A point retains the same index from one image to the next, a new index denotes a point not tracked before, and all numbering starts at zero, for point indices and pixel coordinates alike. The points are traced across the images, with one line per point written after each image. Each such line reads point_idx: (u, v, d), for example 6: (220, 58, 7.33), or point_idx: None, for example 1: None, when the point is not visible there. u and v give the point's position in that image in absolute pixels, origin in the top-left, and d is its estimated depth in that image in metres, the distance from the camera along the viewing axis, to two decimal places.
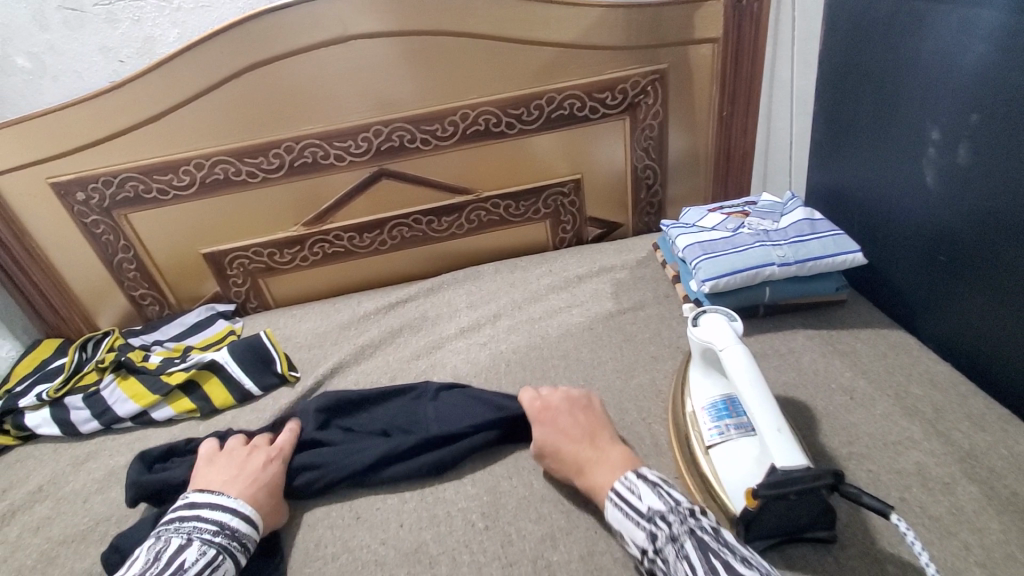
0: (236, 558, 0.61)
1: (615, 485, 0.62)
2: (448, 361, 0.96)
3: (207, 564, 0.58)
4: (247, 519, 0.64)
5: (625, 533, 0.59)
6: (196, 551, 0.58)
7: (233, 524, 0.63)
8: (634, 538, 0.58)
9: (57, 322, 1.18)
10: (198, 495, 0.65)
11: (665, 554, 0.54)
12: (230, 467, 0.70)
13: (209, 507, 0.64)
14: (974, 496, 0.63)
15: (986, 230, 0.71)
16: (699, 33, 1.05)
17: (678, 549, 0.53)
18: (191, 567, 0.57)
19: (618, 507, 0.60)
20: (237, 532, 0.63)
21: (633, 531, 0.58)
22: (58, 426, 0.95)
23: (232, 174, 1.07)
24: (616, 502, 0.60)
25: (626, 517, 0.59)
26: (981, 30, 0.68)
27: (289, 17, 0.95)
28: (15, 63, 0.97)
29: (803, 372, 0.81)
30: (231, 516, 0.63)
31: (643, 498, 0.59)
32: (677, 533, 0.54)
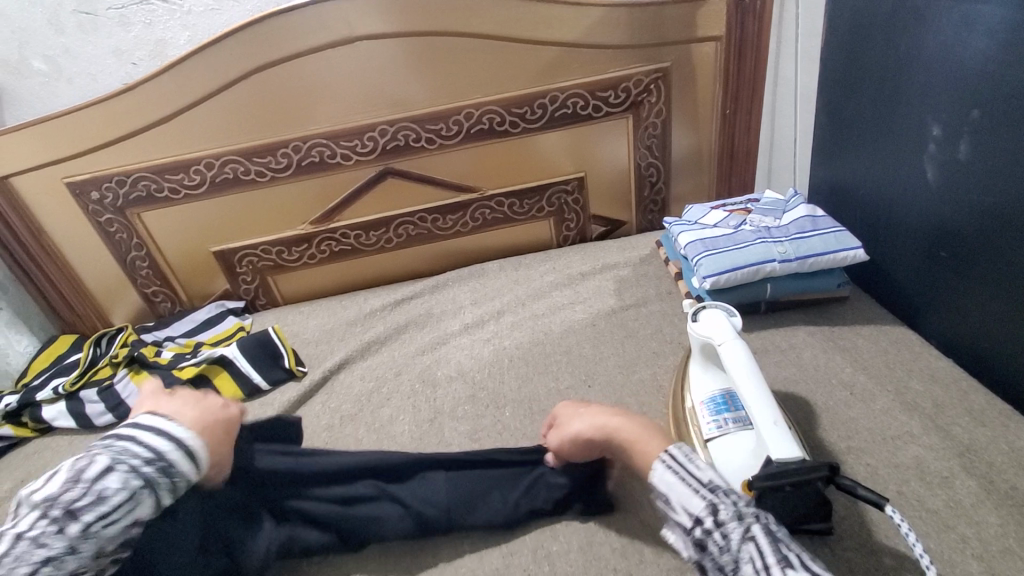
0: (164, 493, 0.56)
1: (675, 449, 0.57)
2: (452, 357, 0.98)
3: (126, 499, 0.53)
4: (179, 453, 0.57)
5: (675, 497, 0.54)
6: (118, 480, 0.53)
7: (168, 457, 0.56)
8: (688, 504, 0.53)
9: (72, 318, 1.21)
10: (142, 418, 0.59)
11: (727, 529, 0.50)
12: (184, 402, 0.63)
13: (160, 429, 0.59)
14: (973, 490, 0.63)
15: (987, 224, 0.71)
16: (701, 31, 1.06)
17: (744, 529, 0.49)
18: (109, 498, 0.53)
19: (674, 472, 0.55)
20: (167, 464, 0.56)
21: (687, 498, 0.53)
22: (73, 419, 0.98)
23: (242, 173, 1.09)
24: (673, 465, 0.56)
25: (681, 481, 0.54)
26: (981, 25, 0.68)
27: (296, 18, 0.97)
28: (33, 66, 1.00)
29: (803, 367, 0.82)
30: (168, 446, 0.57)
31: (704, 469, 0.55)
32: (744, 514, 0.50)
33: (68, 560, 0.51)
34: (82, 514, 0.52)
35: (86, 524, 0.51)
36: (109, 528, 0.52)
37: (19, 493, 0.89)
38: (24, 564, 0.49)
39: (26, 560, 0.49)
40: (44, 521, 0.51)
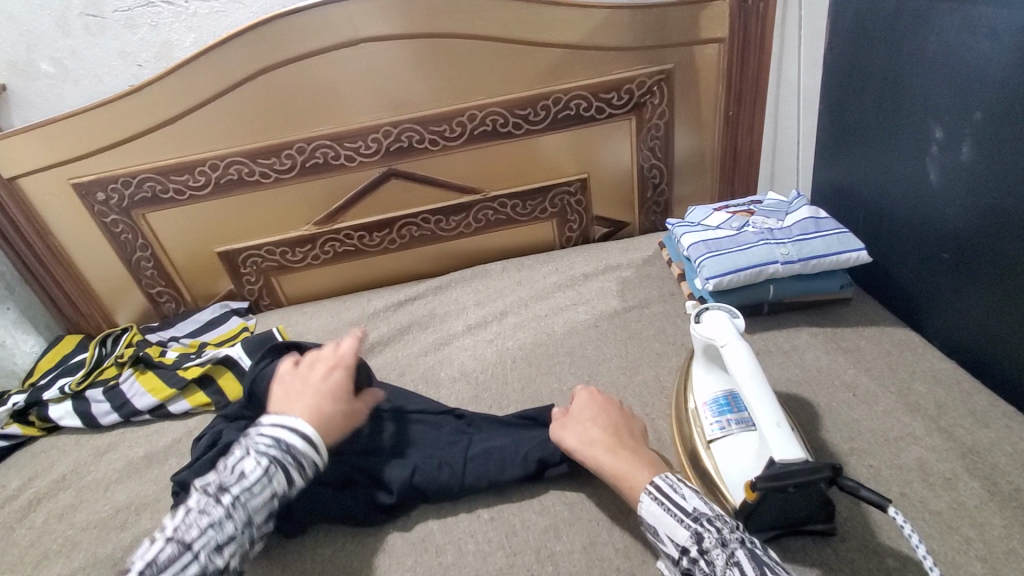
0: (293, 473, 0.60)
1: (658, 480, 0.59)
2: (456, 357, 0.98)
3: (262, 475, 0.58)
4: (303, 437, 0.62)
5: (662, 528, 0.56)
6: (253, 460, 0.59)
7: (291, 442, 0.61)
8: (675, 535, 0.55)
9: (78, 319, 1.21)
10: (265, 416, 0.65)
11: (711, 556, 0.52)
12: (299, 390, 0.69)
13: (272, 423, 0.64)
14: (976, 491, 0.63)
15: (990, 226, 0.71)
16: (705, 33, 1.06)
17: (727, 555, 0.51)
18: (248, 475, 0.58)
19: (659, 503, 0.57)
20: (294, 449, 0.61)
21: (673, 528, 0.56)
22: (79, 418, 0.99)
23: (246, 174, 1.09)
24: (657, 497, 0.58)
25: (666, 512, 0.56)
26: (984, 27, 0.68)
27: (300, 20, 0.98)
28: (39, 68, 1.01)
29: (806, 369, 0.82)
30: (292, 434, 0.62)
31: (688, 498, 0.57)
32: (728, 539, 0.52)
33: (225, 526, 0.55)
34: (230, 488, 0.57)
35: (234, 496, 0.57)
36: (252, 500, 0.57)
37: (26, 492, 0.89)
38: (191, 530, 0.55)
39: (193, 526, 0.55)
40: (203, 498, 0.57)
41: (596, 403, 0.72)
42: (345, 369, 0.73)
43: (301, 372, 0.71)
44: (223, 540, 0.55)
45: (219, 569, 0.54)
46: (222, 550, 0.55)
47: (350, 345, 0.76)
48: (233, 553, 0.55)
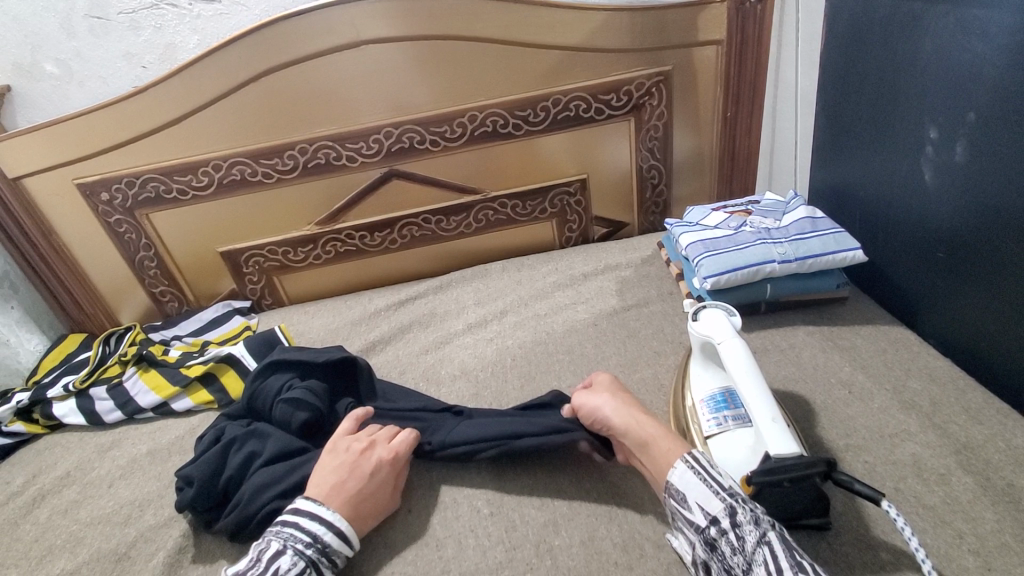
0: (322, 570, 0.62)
1: (696, 452, 0.61)
2: (456, 356, 0.99)
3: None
4: (336, 533, 0.63)
5: (692, 496, 0.58)
6: (289, 559, 0.59)
7: (326, 537, 0.62)
8: (707, 506, 0.56)
9: (81, 318, 1.22)
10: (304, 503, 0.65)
11: (742, 531, 0.53)
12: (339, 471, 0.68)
13: (307, 515, 0.63)
14: (969, 487, 0.64)
15: (984, 225, 0.72)
16: (702, 35, 1.07)
17: (759, 533, 0.52)
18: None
19: (695, 473, 0.58)
20: (327, 544, 0.62)
21: (705, 499, 0.57)
22: (83, 416, 1.00)
23: (249, 174, 1.10)
24: (694, 466, 0.59)
25: (702, 482, 0.58)
26: (977, 30, 0.69)
27: (303, 23, 0.99)
28: (44, 69, 1.02)
29: (802, 366, 0.83)
30: (326, 530, 0.63)
31: (724, 476, 0.58)
32: (761, 519, 0.54)
33: None
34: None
35: None
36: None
37: (31, 489, 0.90)
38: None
39: None
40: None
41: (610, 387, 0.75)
42: (393, 468, 0.71)
43: (351, 452, 0.70)
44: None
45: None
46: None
47: (405, 440, 0.73)
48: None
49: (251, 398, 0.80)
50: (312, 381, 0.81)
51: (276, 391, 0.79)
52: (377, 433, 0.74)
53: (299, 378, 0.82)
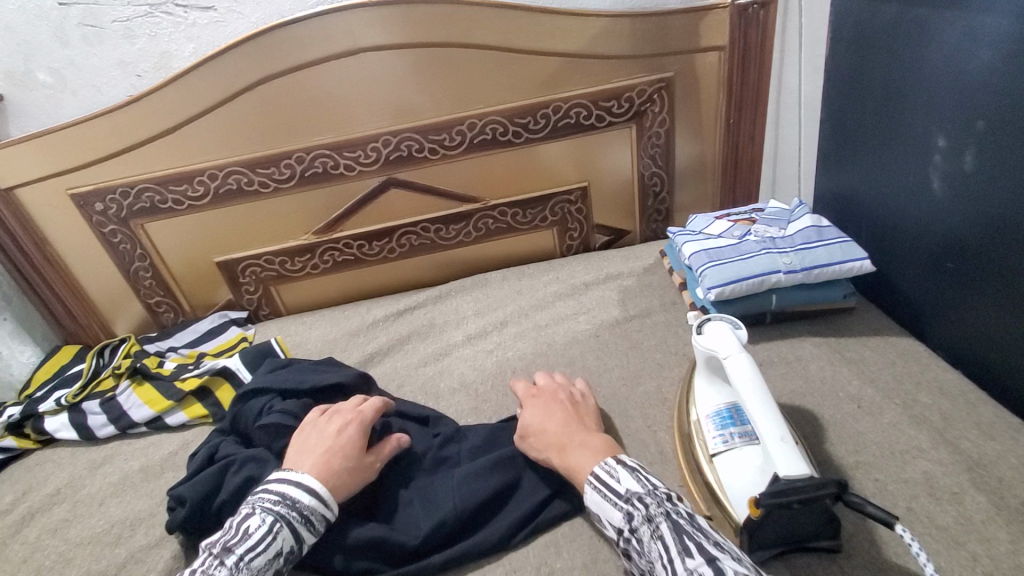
0: (299, 530, 0.60)
1: (596, 469, 0.61)
2: (456, 368, 0.97)
3: (266, 533, 0.58)
4: (307, 495, 0.62)
5: (601, 513, 0.59)
6: (258, 517, 0.59)
7: (298, 496, 0.62)
8: (611, 518, 0.58)
9: (76, 329, 1.21)
10: (285, 473, 0.64)
11: (640, 533, 0.55)
12: (312, 436, 0.70)
13: (279, 481, 0.63)
14: (983, 506, 0.62)
15: (995, 235, 0.70)
16: (705, 41, 1.06)
17: (653, 530, 0.54)
18: (252, 534, 0.57)
19: (596, 491, 0.60)
20: (301, 505, 0.61)
21: (609, 512, 0.58)
22: (75, 431, 0.98)
23: (245, 184, 1.09)
24: (595, 485, 0.60)
25: (603, 498, 0.59)
26: (989, 37, 0.67)
27: (299, 31, 0.98)
28: (38, 78, 1.01)
29: (809, 380, 0.81)
30: (298, 490, 0.62)
31: (622, 481, 0.59)
32: (654, 515, 0.55)
33: None
34: (235, 548, 0.56)
35: (238, 556, 0.56)
36: (256, 560, 0.56)
37: (21, 506, 0.88)
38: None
39: None
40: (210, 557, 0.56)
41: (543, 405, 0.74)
42: (361, 423, 0.72)
43: (325, 424, 0.72)
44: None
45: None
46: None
47: (371, 403, 0.76)
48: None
49: (234, 419, 0.79)
50: (296, 404, 0.79)
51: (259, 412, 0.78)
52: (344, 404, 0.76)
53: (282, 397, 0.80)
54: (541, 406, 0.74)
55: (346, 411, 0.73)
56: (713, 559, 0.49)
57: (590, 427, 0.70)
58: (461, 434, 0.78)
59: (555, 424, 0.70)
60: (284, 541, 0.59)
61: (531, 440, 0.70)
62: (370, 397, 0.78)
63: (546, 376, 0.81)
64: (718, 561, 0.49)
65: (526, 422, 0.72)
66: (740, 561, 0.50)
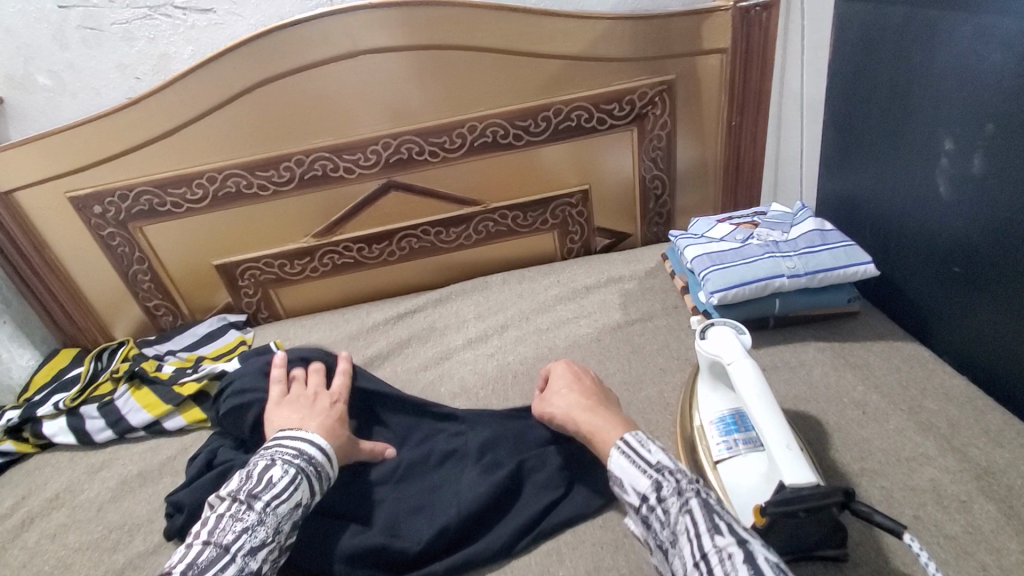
0: (315, 483, 0.64)
1: (627, 438, 0.61)
2: (456, 372, 0.96)
3: (290, 483, 0.62)
4: (319, 453, 0.66)
5: (627, 479, 0.58)
6: (281, 469, 0.62)
7: (313, 452, 0.66)
8: (637, 485, 0.57)
9: (74, 332, 1.20)
10: (292, 432, 0.68)
11: (667, 504, 0.54)
12: (303, 407, 0.74)
13: (291, 437, 0.67)
14: (992, 515, 0.61)
15: (1003, 240, 0.70)
16: (707, 44, 1.05)
17: (681, 503, 0.53)
18: (276, 483, 0.61)
19: (627, 456, 0.59)
20: (315, 459, 0.66)
21: (637, 478, 0.58)
22: (73, 435, 0.97)
23: (244, 186, 1.08)
24: (624, 451, 0.60)
25: (632, 464, 0.58)
26: (997, 38, 0.66)
27: (300, 33, 0.97)
28: (37, 80, 1.00)
29: (813, 385, 0.80)
30: (309, 446, 0.66)
31: (653, 452, 0.59)
32: (684, 489, 0.54)
33: (258, 531, 0.58)
34: (262, 495, 0.60)
35: (266, 502, 0.59)
36: (282, 507, 0.60)
37: (18, 511, 0.88)
38: (227, 535, 0.56)
39: (228, 530, 0.57)
40: (236, 504, 0.59)
41: (570, 373, 0.76)
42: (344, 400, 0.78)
43: (308, 401, 0.75)
44: (259, 543, 0.57)
45: (254, 572, 0.56)
46: (257, 553, 0.57)
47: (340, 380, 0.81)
48: (266, 557, 0.57)
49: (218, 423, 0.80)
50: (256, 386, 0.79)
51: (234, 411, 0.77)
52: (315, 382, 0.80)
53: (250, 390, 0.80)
54: (569, 372, 0.76)
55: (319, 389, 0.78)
56: (743, 541, 0.48)
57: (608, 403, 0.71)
58: (461, 441, 0.77)
59: (578, 395, 0.72)
60: (303, 492, 0.62)
61: (551, 398, 0.74)
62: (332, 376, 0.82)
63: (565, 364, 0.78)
64: (747, 542, 0.48)
65: (552, 383, 0.76)
66: (767, 547, 0.49)
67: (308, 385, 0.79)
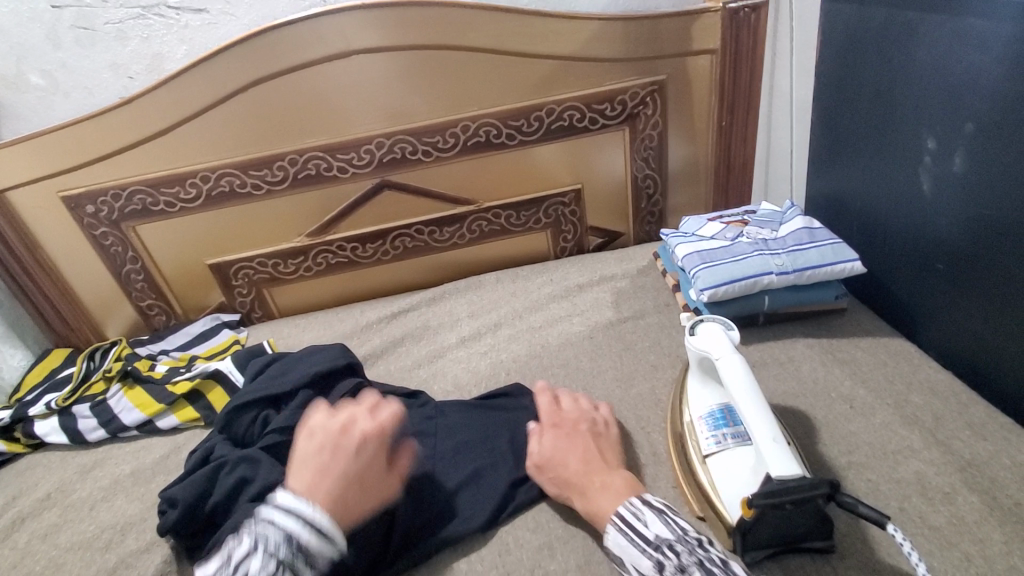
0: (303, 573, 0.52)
1: (620, 509, 0.60)
2: (450, 370, 0.97)
3: None
4: (316, 532, 0.53)
5: (627, 558, 0.57)
6: (258, 562, 0.50)
7: (303, 537, 0.53)
8: (639, 565, 0.56)
9: (67, 333, 1.20)
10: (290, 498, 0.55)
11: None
12: (320, 453, 0.59)
13: (289, 503, 0.54)
14: (975, 505, 0.62)
15: (986, 237, 0.71)
16: (697, 45, 1.06)
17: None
18: None
19: (624, 534, 0.58)
20: (309, 542, 0.53)
21: (637, 558, 0.56)
22: (65, 435, 0.97)
23: (238, 186, 1.09)
24: (620, 527, 0.58)
25: (630, 543, 0.57)
26: (977, 39, 0.68)
27: (293, 33, 0.97)
28: (29, 80, 1.00)
29: (802, 381, 0.81)
30: (302, 528, 0.53)
31: (650, 525, 0.57)
32: (686, 565, 0.52)
33: None
34: None
35: None
36: None
37: (10, 511, 0.87)
38: None
39: None
40: None
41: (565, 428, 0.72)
42: (377, 448, 0.63)
43: (330, 435, 0.61)
44: None
45: None
46: None
47: (384, 420, 0.64)
48: None
49: (226, 427, 0.79)
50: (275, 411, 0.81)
51: (253, 427, 0.79)
52: (356, 412, 0.64)
53: (272, 411, 0.81)
54: (559, 437, 0.71)
55: (355, 421, 0.63)
56: None
57: (610, 463, 0.67)
58: (435, 433, 0.79)
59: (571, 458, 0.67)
60: None
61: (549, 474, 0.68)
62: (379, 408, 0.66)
63: (574, 400, 0.78)
64: None
65: (544, 455, 0.70)
66: None
67: (350, 411, 0.64)
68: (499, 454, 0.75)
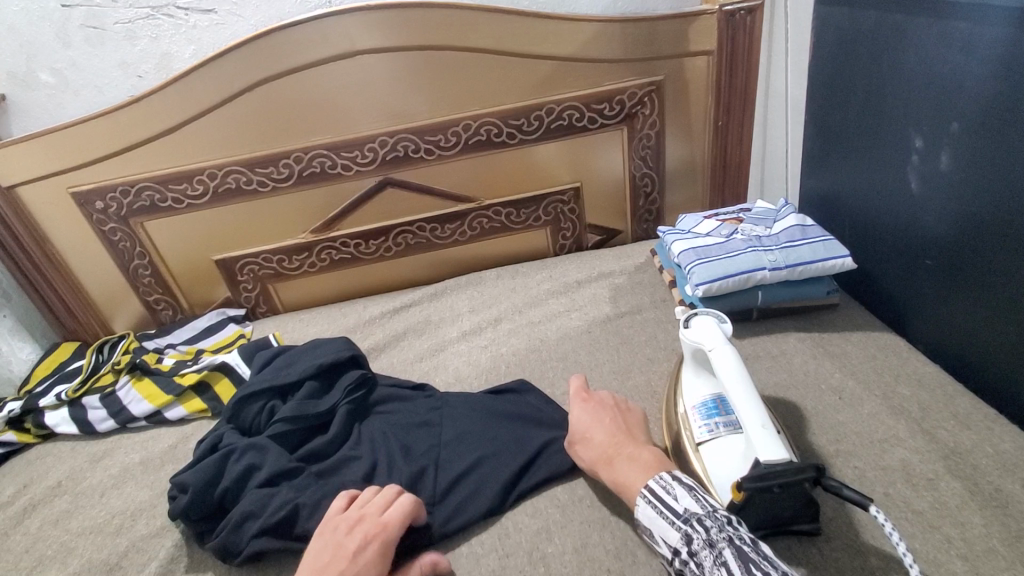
0: None
1: (651, 483, 0.62)
2: (451, 363, 0.99)
3: None
4: None
5: (657, 530, 0.59)
6: None
7: None
8: (667, 537, 0.57)
9: (75, 326, 1.22)
10: None
11: (701, 557, 0.54)
12: (325, 551, 0.61)
13: None
14: (957, 491, 0.64)
15: (971, 233, 0.73)
16: (693, 46, 1.09)
17: (715, 555, 0.53)
18: None
19: (654, 507, 0.59)
20: None
21: (666, 531, 0.58)
22: (75, 425, 0.99)
23: (244, 183, 1.11)
24: (650, 500, 0.60)
25: (660, 515, 0.59)
26: (962, 41, 0.70)
27: (299, 34, 1.00)
28: (39, 78, 1.02)
29: (794, 373, 0.83)
30: None
31: (679, 500, 0.58)
32: (715, 540, 0.53)
33: None
34: None
35: None
36: None
37: (22, 498, 0.90)
38: None
39: None
40: None
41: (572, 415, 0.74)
42: (383, 543, 0.62)
43: (338, 532, 0.63)
44: None
45: None
46: None
47: (394, 514, 0.64)
48: None
49: (232, 415, 0.82)
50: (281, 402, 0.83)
51: (258, 417, 0.81)
52: (368, 504, 0.65)
53: (277, 401, 0.83)
54: (578, 422, 0.73)
55: (367, 512, 0.64)
56: None
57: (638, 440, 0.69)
58: (436, 422, 0.81)
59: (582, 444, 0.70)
60: None
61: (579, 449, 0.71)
62: (391, 499, 0.66)
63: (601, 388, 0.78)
64: None
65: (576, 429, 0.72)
66: None
67: (364, 505, 0.65)
68: (499, 442, 0.77)
